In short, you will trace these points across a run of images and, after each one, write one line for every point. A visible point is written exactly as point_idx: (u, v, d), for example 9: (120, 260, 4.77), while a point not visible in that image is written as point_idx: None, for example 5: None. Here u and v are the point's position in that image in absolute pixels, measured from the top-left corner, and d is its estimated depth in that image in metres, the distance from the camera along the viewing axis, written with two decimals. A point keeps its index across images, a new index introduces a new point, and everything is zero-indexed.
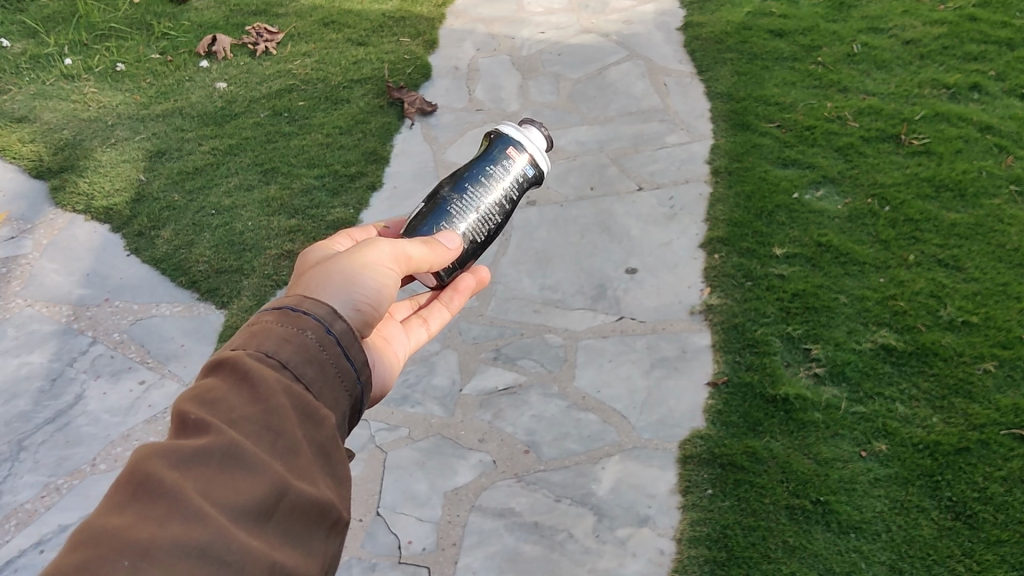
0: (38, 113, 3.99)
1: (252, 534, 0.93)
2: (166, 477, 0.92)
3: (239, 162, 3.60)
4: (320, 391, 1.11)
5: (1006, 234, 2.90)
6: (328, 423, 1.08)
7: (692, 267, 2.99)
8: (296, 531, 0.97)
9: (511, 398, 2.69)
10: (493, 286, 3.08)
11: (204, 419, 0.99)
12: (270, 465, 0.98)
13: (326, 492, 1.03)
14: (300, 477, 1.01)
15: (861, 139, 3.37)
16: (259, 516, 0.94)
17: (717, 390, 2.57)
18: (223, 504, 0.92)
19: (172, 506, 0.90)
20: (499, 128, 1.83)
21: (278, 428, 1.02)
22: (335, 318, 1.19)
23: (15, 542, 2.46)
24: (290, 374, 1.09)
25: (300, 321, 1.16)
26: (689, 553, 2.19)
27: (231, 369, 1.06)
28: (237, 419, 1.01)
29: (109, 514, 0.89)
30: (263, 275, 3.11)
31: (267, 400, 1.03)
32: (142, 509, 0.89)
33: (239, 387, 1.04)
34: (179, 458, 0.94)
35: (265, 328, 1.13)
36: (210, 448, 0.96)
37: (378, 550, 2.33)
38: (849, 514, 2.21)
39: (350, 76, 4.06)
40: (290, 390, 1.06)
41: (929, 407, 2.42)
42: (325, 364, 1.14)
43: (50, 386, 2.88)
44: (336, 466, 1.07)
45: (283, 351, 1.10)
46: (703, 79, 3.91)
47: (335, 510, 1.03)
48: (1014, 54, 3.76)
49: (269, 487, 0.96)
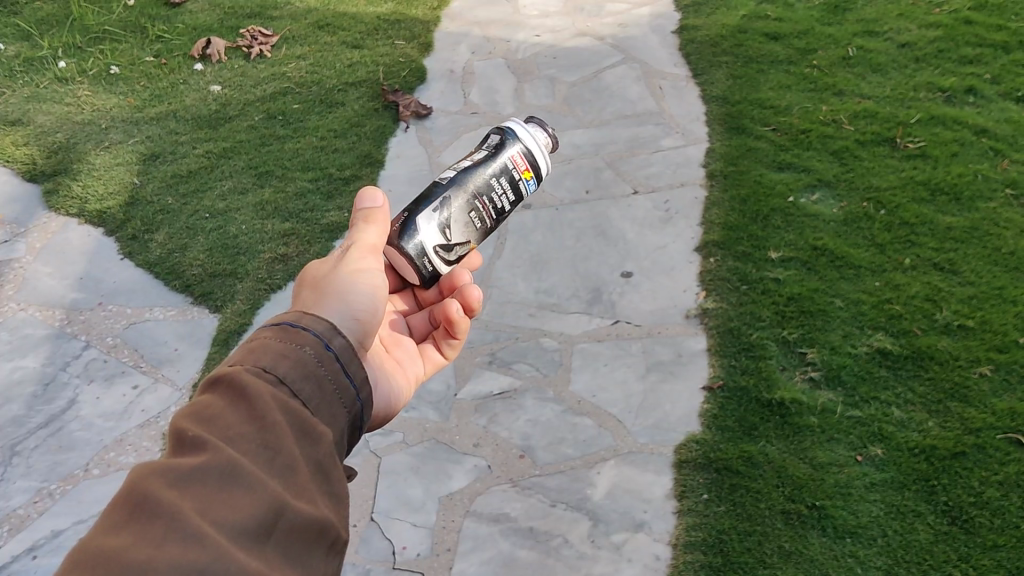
0: (32, 116, 3.97)
1: (251, 554, 0.92)
2: (165, 496, 0.90)
3: (234, 166, 3.59)
4: (317, 407, 1.11)
5: (1001, 238, 2.90)
6: (325, 439, 1.07)
7: (688, 271, 2.98)
8: (294, 549, 0.96)
9: (506, 402, 2.68)
10: (489, 289, 3.07)
11: (200, 436, 0.97)
12: (267, 483, 0.96)
13: (324, 511, 1.02)
14: (298, 494, 1.00)
15: (857, 143, 3.37)
16: (257, 535, 0.93)
17: (713, 394, 2.56)
18: (220, 524, 0.91)
19: (170, 526, 0.88)
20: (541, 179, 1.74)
21: (276, 445, 1.01)
22: (334, 335, 1.19)
23: (8, 546, 2.44)
24: (287, 389, 1.08)
25: (298, 337, 1.16)
26: (685, 558, 2.18)
27: (228, 386, 1.04)
28: (234, 436, 0.99)
29: (106, 533, 0.88)
30: (257, 279, 3.10)
31: (263, 417, 1.02)
32: (139, 530, 0.88)
33: (236, 403, 1.03)
34: (176, 476, 0.93)
35: (262, 343, 1.13)
36: (207, 466, 0.94)
37: (373, 556, 2.32)
38: (846, 519, 2.21)
39: (345, 79, 4.05)
40: (287, 407, 1.05)
41: (925, 411, 2.42)
42: (323, 380, 1.13)
43: (44, 390, 2.86)
44: (333, 484, 1.06)
45: (280, 366, 1.10)
46: (698, 83, 3.91)
47: (333, 528, 1.02)
48: (1009, 58, 3.77)
49: (266, 507, 0.95)
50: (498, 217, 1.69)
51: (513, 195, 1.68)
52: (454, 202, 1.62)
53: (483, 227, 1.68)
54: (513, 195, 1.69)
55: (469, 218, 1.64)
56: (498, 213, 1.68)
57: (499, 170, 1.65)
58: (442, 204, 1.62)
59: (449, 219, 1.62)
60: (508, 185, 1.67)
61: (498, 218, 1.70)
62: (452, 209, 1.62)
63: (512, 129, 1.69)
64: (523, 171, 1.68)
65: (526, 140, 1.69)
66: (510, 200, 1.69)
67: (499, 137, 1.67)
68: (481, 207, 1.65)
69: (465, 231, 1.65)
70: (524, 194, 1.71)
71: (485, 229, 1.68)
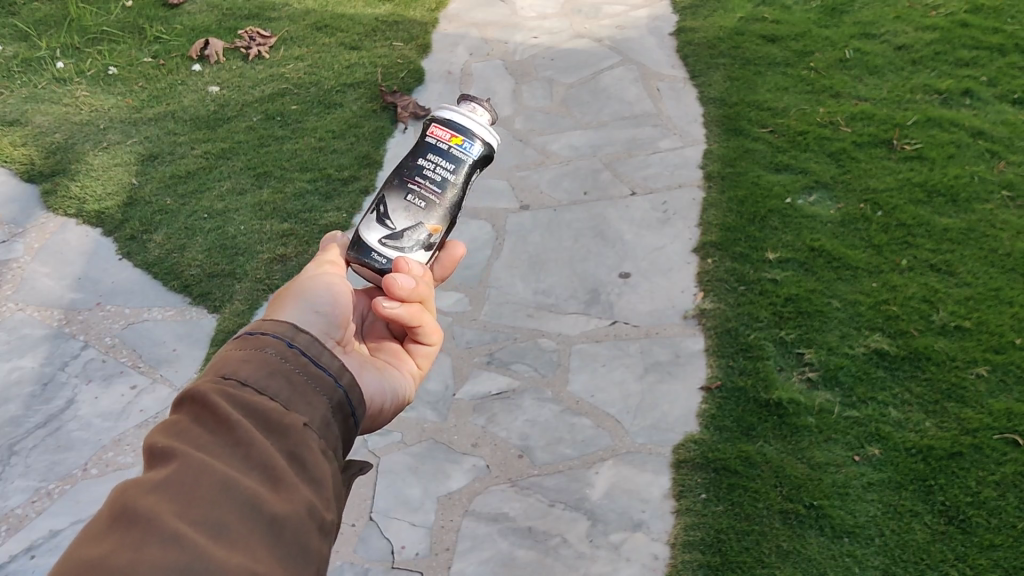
0: (30, 117, 3.97)
1: (235, 548, 0.90)
2: (138, 504, 0.89)
3: (232, 167, 3.59)
4: (290, 400, 1.10)
5: (998, 239, 2.92)
6: (298, 429, 1.06)
7: (686, 272, 2.99)
8: (279, 540, 0.94)
9: (505, 402, 2.68)
10: (487, 290, 3.07)
11: (166, 447, 0.97)
12: (239, 479, 0.95)
13: (306, 497, 1.00)
14: (275, 487, 0.99)
15: (854, 144, 3.38)
16: (238, 530, 0.92)
17: (711, 394, 2.57)
18: (199, 525, 0.90)
19: (147, 530, 0.86)
20: (488, 141, 1.55)
21: (247, 443, 1.00)
22: (297, 333, 1.20)
23: (6, 546, 2.44)
24: (252, 389, 1.08)
25: (260, 340, 1.17)
26: (683, 557, 2.19)
27: (190, 399, 1.03)
28: (204, 444, 0.99)
29: (84, 547, 0.86)
30: (256, 279, 3.11)
31: (227, 419, 1.01)
32: (117, 540, 0.86)
33: (203, 411, 1.02)
34: (149, 487, 0.91)
35: (225, 355, 1.14)
36: (179, 474, 0.93)
37: (372, 556, 2.31)
38: (843, 518, 2.21)
39: (343, 80, 4.06)
40: (251, 407, 1.05)
41: (922, 411, 2.43)
42: (291, 374, 1.14)
43: (42, 390, 2.86)
44: (314, 470, 1.04)
45: (244, 370, 1.10)
46: (696, 85, 3.92)
47: (316, 513, 1.00)
48: (1006, 60, 3.79)
49: (245, 503, 0.94)
50: (445, 190, 1.52)
51: (449, 164, 1.52)
52: (386, 194, 1.53)
53: (431, 205, 1.51)
54: (449, 164, 1.52)
55: (407, 201, 1.51)
56: (441, 187, 1.52)
57: (423, 149, 1.53)
58: (377, 203, 1.54)
59: (386, 211, 1.52)
60: (438, 157, 1.52)
61: (447, 193, 1.52)
62: (385, 202, 1.52)
63: (438, 111, 1.57)
64: (449, 137, 1.53)
65: (449, 113, 1.56)
66: (449, 171, 1.52)
67: (426, 123, 1.58)
68: (414, 187, 1.51)
69: (409, 216, 1.51)
70: (469, 161, 1.53)
71: (435, 207, 1.52)
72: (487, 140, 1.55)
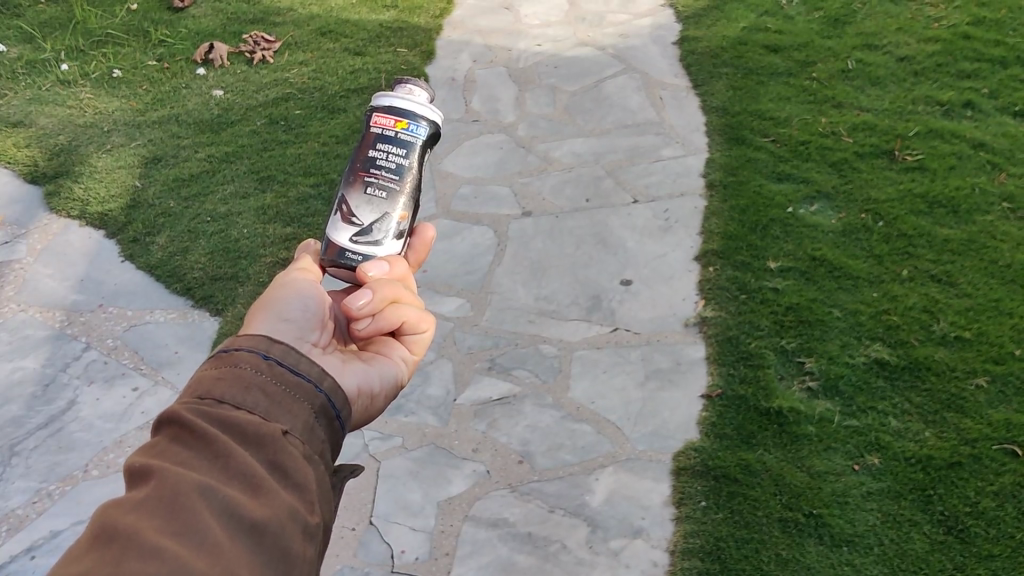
0: (34, 118, 3.98)
1: (218, 555, 0.90)
2: (118, 522, 0.89)
3: (236, 170, 3.60)
4: (268, 411, 1.10)
5: (999, 250, 2.93)
6: (277, 438, 1.06)
7: (686, 280, 3.00)
8: (260, 547, 0.95)
9: (505, 408, 2.69)
10: (489, 295, 3.08)
11: (143, 466, 0.97)
12: (218, 489, 0.96)
13: (288, 501, 1.01)
14: (255, 494, 0.99)
15: (856, 155, 3.40)
16: (218, 537, 0.92)
17: (711, 402, 2.57)
18: (180, 534, 0.90)
19: (128, 545, 0.87)
20: (432, 119, 1.56)
21: (225, 457, 1.00)
22: (272, 344, 1.20)
23: (7, 547, 2.44)
24: (229, 405, 1.08)
25: (235, 356, 1.16)
26: (682, 565, 2.19)
27: (167, 420, 1.04)
28: (184, 462, 0.99)
29: (65, 567, 0.86)
30: (259, 282, 3.12)
31: (205, 435, 1.01)
32: (96, 558, 0.86)
33: (180, 434, 1.02)
34: (129, 506, 0.92)
35: (201, 376, 1.14)
36: (158, 492, 0.93)
37: (372, 559, 2.32)
38: (842, 527, 2.22)
39: (348, 86, 4.08)
40: (228, 421, 1.05)
41: (922, 422, 2.43)
42: (269, 386, 1.14)
43: (44, 391, 2.86)
44: (296, 476, 1.05)
45: (221, 387, 1.10)
46: (698, 94, 3.94)
47: (299, 515, 1.01)
48: (1007, 72, 3.81)
49: (225, 513, 0.94)
50: (403, 176, 1.53)
51: (400, 150, 1.52)
52: (346, 193, 1.53)
53: (392, 193, 1.52)
54: (401, 150, 1.52)
55: (368, 195, 1.51)
56: (398, 174, 1.52)
57: (371, 141, 1.53)
58: (338, 203, 1.53)
59: (350, 208, 1.51)
60: (390, 146, 1.52)
61: (406, 178, 1.53)
62: (348, 199, 1.52)
63: (378, 100, 1.57)
64: (394, 123, 1.53)
65: (389, 100, 1.56)
66: (401, 156, 1.52)
67: (366, 116, 1.58)
68: (372, 179, 1.52)
69: (374, 209, 1.51)
70: (418, 142, 1.54)
71: (397, 195, 1.52)
72: (431, 118, 1.57)
